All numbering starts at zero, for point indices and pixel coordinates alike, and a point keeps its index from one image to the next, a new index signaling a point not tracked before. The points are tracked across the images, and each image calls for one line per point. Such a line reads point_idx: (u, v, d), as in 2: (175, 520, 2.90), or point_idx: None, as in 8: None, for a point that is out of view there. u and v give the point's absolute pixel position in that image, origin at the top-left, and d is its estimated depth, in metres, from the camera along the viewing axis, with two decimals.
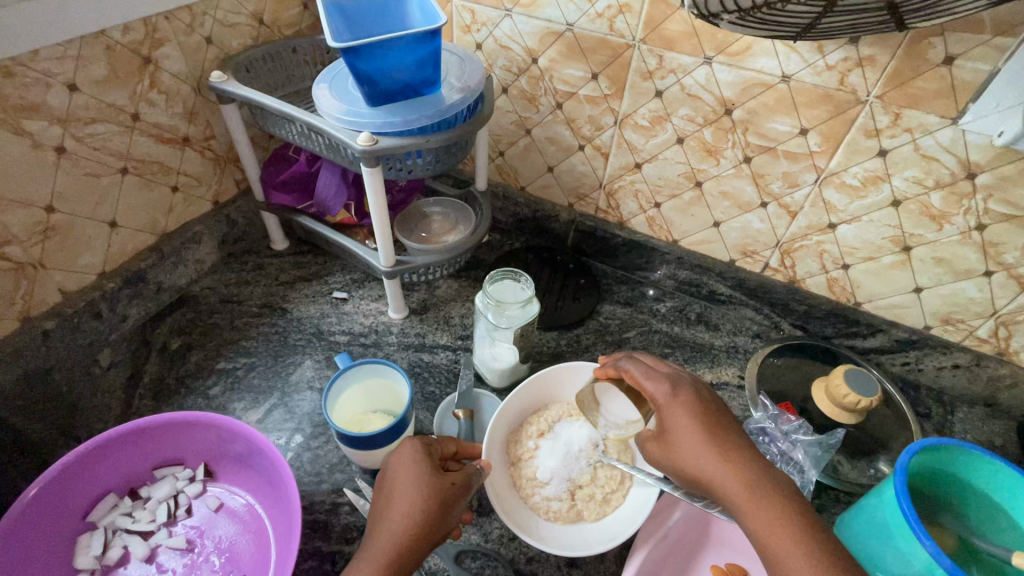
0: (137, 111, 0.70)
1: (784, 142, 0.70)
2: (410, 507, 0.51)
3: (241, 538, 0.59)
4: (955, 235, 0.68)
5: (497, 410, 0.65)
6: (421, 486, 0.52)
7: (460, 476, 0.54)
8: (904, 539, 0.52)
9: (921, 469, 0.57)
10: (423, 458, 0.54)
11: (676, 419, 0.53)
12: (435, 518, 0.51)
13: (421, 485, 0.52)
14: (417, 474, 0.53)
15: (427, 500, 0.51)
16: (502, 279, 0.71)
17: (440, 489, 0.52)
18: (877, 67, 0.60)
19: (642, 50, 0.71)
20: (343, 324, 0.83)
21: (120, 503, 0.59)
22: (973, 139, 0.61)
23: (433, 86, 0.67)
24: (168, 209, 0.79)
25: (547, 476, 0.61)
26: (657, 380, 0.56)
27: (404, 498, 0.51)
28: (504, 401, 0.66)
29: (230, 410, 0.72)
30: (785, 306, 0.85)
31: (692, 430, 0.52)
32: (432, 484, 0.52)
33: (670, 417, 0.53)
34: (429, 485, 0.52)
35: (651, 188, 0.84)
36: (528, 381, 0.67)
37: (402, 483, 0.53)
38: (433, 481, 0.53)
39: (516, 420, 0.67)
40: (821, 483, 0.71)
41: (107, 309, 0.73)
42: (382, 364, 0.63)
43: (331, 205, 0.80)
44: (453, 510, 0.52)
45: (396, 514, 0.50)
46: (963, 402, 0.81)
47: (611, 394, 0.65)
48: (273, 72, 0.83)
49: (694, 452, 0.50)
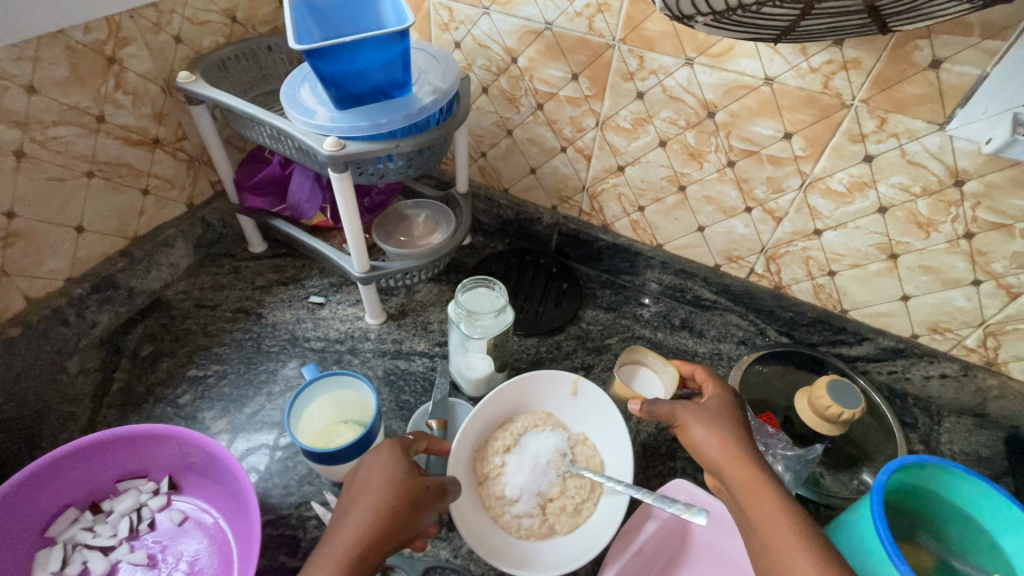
0: (103, 113, 0.68)
1: (768, 146, 0.68)
2: (379, 506, 0.49)
3: (205, 553, 0.58)
4: (942, 243, 0.66)
5: (459, 431, 0.62)
6: (393, 486, 0.51)
7: (434, 480, 0.54)
8: (878, 560, 0.50)
9: (901, 487, 0.55)
10: (399, 457, 0.54)
11: (715, 410, 0.59)
12: (403, 521, 0.50)
13: (394, 483, 0.51)
14: (391, 473, 0.52)
15: (397, 501, 0.50)
16: (475, 288, 0.70)
17: (413, 491, 0.51)
18: (862, 71, 0.58)
19: (623, 51, 0.69)
20: (318, 329, 0.81)
21: (81, 517, 0.58)
22: (960, 146, 0.59)
23: (403, 88, 0.65)
24: (139, 212, 0.77)
25: (517, 492, 0.60)
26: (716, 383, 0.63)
27: (375, 493, 0.50)
28: (466, 421, 0.63)
29: (200, 420, 0.71)
30: (770, 313, 0.84)
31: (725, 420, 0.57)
32: (405, 485, 0.51)
33: (709, 406, 0.59)
34: (401, 485, 0.51)
35: (634, 192, 0.82)
36: (491, 394, 0.64)
37: (373, 481, 0.51)
38: (406, 481, 0.52)
39: (480, 435, 0.65)
40: (801, 496, 0.69)
41: (76, 315, 0.72)
42: (341, 376, 0.63)
43: (305, 209, 0.78)
44: (421, 515, 0.51)
45: (363, 512, 0.49)
46: (951, 411, 0.80)
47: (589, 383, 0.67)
48: (248, 71, 0.81)
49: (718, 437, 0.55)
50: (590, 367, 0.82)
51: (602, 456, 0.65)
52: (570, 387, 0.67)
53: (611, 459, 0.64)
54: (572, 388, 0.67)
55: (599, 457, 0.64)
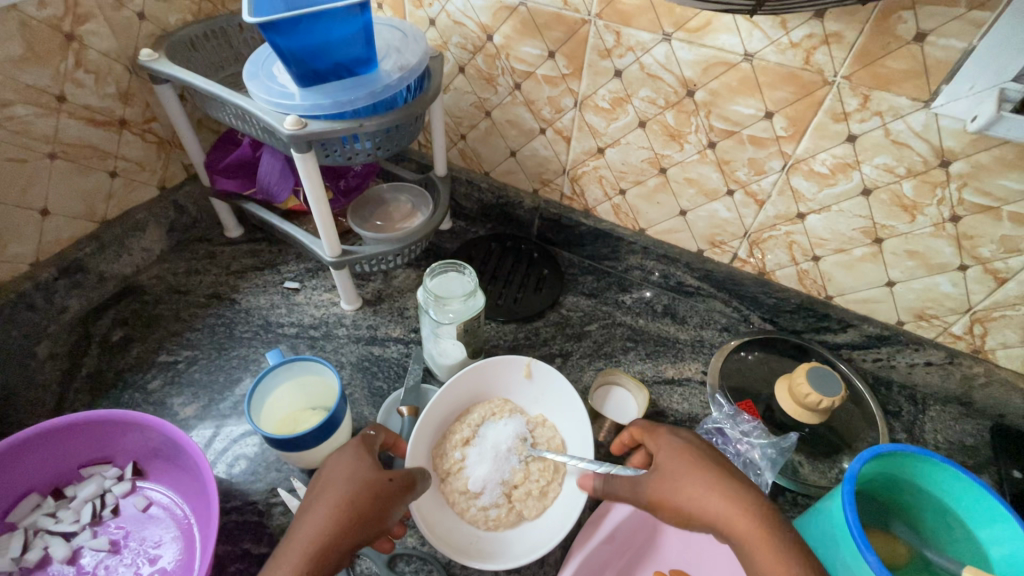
0: (63, 92, 0.66)
1: (749, 126, 0.66)
2: (339, 502, 0.48)
3: (171, 540, 0.57)
4: (928, 227, 0.64)
5: (415, 428, 0.60)
6: (354, 482, 0.50)
7: (399, 473, 0.52)
8: (849, 553, 0.49)
9: (876, 475, 0.54)
10: (363, 454, 0.53)
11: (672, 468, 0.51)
12: (365, 516, 0.48)
13: (355, 479, 0.50)
14: (353, 470, 0.51)
15: (357, 496, 0.49)
16: (445, 272, 0.68)
17: (373, 485, 0.50)
18: (844, 45, 0.56)
19: (599, 27, 0.66)
20: (292, 315, 0.80)
21: (44, 502, 0.58)
22: (946, 125, 0.56)
23: (369, 65, 0.62)
24: (107, 195, 0.75)
25: (480, 485, 0.58)
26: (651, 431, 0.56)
27: (334, 492, 0.49)
28: (421, 416, 0.61)
29: (168, 406, 0.70)
30: (754, 299, 0.82)
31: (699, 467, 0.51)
32: (368, 479, 0.50)
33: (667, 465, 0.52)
34: (363, 480, 0.50)
35: (615, 174, 0.80)
36: (446, 386, 0.62)
37: (334, 480, 0.50)
38: (367, 476, 0.50)
39: (439, 430, 0.63)
40: (779, 485, 0.68)
41: (42, 300, 0.70)
42: (274, 370, 0.60)
43: (275, 192, 0.76)
44: (385, 512, 0.49)
45: (323, 510, 0.48)
46: (936, 400, 0.78)
47: (542, 364, 0.66)
48: (217, 50, 0.79)
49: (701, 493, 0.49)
50: (568, 354, 0.80)
51: (563, 436, 0.64)
52: (523, 370, 0.66)
53: (572, 439, 0.63)
54: (525, 371, 0.66)
55: (560, 436, 0.64)
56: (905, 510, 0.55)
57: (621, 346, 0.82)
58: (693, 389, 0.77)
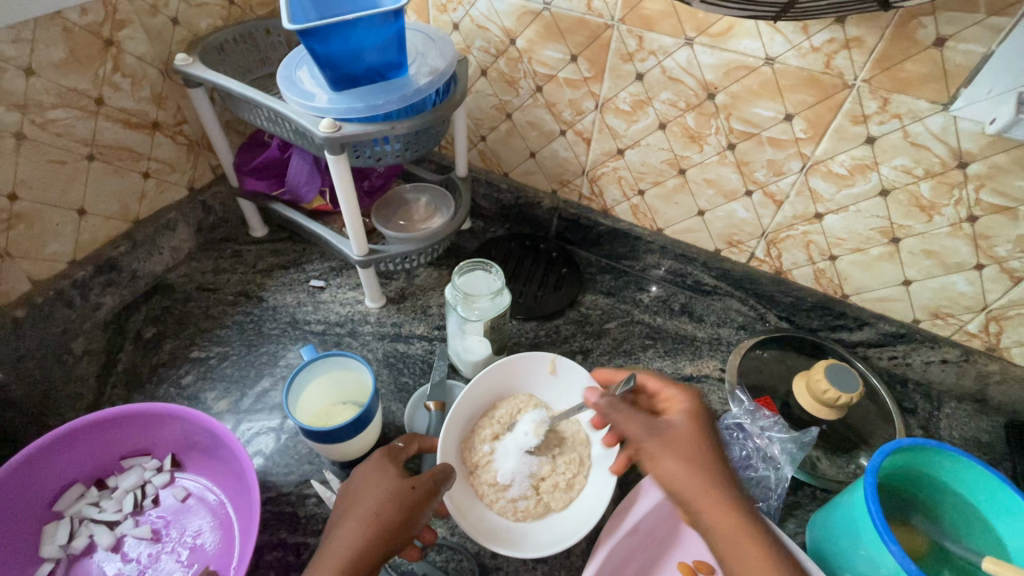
0: (101, 96, 0.68)
1: (768, 128, 0.67)
2: (364, 514, 0.49)
3: (208, 530, 0.60)
4: (945, 227, 0.65)
5: (445, 422, 0.62)
6: (380, 491, 0.51)
7: (421, 478, 0.52)
8: (871, 540, 0.52)
9: (900, 469, 0.56)
10: (387, 465, 0.54)
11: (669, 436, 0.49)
12: (393, 525, 0.49)
13: (380, 490, 0.51)
14: (378, 481, 0.52)
15: (382, 506, 0.49)
16: (472, 270, 0.70)
17: (397, 493, 0.50)
18: (865, 49, 0.57)
19: (622, 31, 0.68)
20: (318, 312, 0.82)
21: (87, 492, 0.61)
22: (964, 127, 0.58)
23: (400, 70, 0.64)
24: (140, 195, 0.78)
25: (508, 477, 0.60)
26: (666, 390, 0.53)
27: (361, 505, 0.50)
28: (450, 411, 0.63)
29: (202, 400, 0.73)
30: (770, 298, 0.83)
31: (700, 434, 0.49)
32: (393, 488, 0.51)
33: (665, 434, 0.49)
34: (387, 489, 0.51)
35: (634, 175, 0.81)
36: (474, 381, 0.64)
37: (360, 492, 0.51)
38: (391, 485, 0.51)
39: (467, 424, 0.65)
40: (797, 479, 0.70)
41: (79, 297, 0.73)
42: (305, 369, 0.62)
43: (303, 192, 0.79)
44: (412, 519, 0.50)
45: (351, 522, 0.49)
46: (951, 397, 0.79)
47: (567, 360, 0.67)
48: (245, 54, 0.80)
49: (690, 456, 0.47)
50: (588, 351, 0.82)
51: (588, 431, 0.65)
52: (548, 366, 0.67)
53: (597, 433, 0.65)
54: (550, 367, 0.67)
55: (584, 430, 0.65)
56: (923, 503, 0.57)
57: (639, 343, 0.83)
58: (711, 385, 0.79)
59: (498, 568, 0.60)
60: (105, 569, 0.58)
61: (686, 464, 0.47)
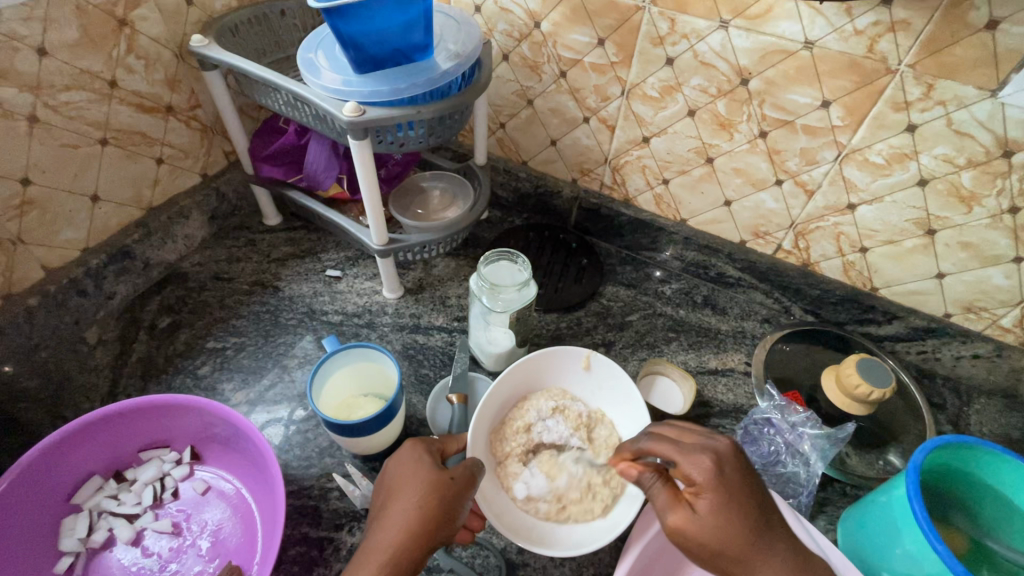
0: (115, 78, 0.66)
1: (803, 115, 0.65)
2: (405, 509, 0.48)
3: (229, 523, 0.59)
4: (984, 218, 0.64)
5: (476, 411, 0.61)
6: (418, 484, 0.49)
7: (458, 469, 0.51)
8: (912, 538, 0.50)
9: (936, 466, 0.55)
10: (422, 453, 0.52)
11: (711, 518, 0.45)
12: (433, 519, 0.47)
13: (418, 482, 0.49)
14: (415, 472, 0.50)
15: (423, 500, 0.48)
16: (498, 261, 0.70)
17: (436, 485, 0.49)
18: (911, 32, 0.55)
19: (653, 14, 0.66)
20: (336, 303, 0.81)
21: (105, 485, 0.60)
22: (1012, 114, 0.56)
23: (425, 52, 0.62)
24: (154, 182, 0.75)
25: (532, 489, 0.58)
26: (692, 451, 0.48)
27: (400, 500, 0.48)
28: (482, 400, 0.61)
29: (219, 391, 0.72)
30: (797, 290, 0.81)
31: (734, 501, 0.46)
32: (430, 480, 0.49)
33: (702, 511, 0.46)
34: (425, 481, 0.49)
35: (659, 164, 0.79)
36: (507, 372, 0.63)
37: (399, 485, 0.50)
38: (428, 477, 0.49)
39: (499, 415, 0.64)
40: (825, 475, 0.68)
41: (92, 286, 0.71)
42: (327, 360, 0.62)
43: (322, 179, 0.76)
44: (453, 509, 0.49)
45: (394, 517, 0.48)
46: (980, 393, 0.78)
47: (602, 357, 0.66)
48: (261, 36, 0.77)
49: (725, 533, 0.45)
50: (611, 344, 0.80)
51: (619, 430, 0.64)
52: (582, 362, 0.66)
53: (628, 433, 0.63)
54: (585, 364, 0.66)
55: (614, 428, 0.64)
56: (964, 501, 0.56)
57: (662, 336, 0.82)
58: (736, 379, 0.78)
59: (525, 564, 0.59)
60: (125, 563, 0.57)
61: (723, 540, 0.45)
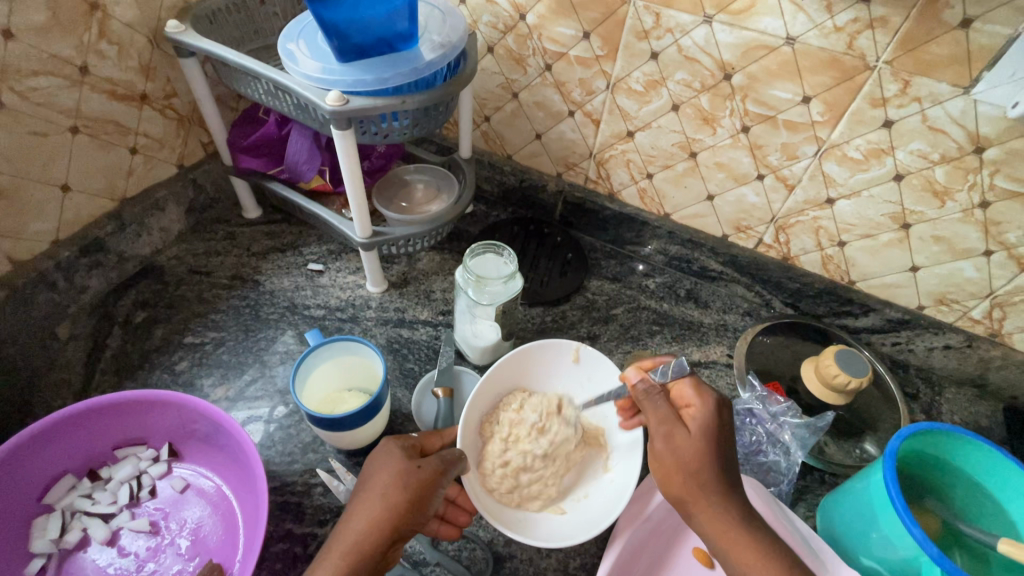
0: (86, 64, 0.64)
1: (785, 110, 0.66)
2: (371, 500, 0.47)
3: (209, 521, 0.58)
4: (957, 213, 0.65)
5: (468, 402, 0.61)
6: (386, 473, 0.48)
7: (427, 459, 0.50)
8: (888, 524, 0.52)
9: (908, 453, 0.57)
10: (392, 446, 0.51)
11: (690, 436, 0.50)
12: (399, 509, 0.46)
13: (386, 473, 0.48)
14: (385, 464, 0.49)
15: (390, 491, 0.47)
16: (484, 253, 0.70)
17: (403, 475, 0.48)
18: (889, 30, 0.56)
19: (638, 8, 0.66)
20: (318, 297, 0.80)
21: (79, 484, 0.58)
22: (985, 112, 0.58)
23: (409, 42, 0.62)
24: (127, 172, 0.73)
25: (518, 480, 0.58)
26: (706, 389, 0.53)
27: (368, 492, 0.47)
28: (473, 391, 0.62)
29: (198, 387, 0.70)
30: (776, 283, 0.82)
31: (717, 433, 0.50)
32: (396, 470, 0.48)
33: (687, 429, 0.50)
34: (394, 472, 0.48)
35: (643, 158, 0.79)
36: (496, 364, 0.63)
37: (370, 475, 0.49)
38: (396, 468, 0.49)
39: (490, 404, 0.64)
40: (805, 464, 0.70)
41: (63, 280, 0.69)
42: (309, 356, 0.61)
43: (303, 171, 0.75)
44: (422, 499, 0.48)
45: (361, 504, 0.47)
46: (951, 382, 0.80)
47: (590, 349, 0.66)
48: (239, 24, 0.75)
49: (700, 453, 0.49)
50: (596, 337, 0.81)
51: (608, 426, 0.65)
52: (572, 355, 0.66)
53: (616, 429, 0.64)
54: (574, 357, 0.66)
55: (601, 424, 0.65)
56: (936, 487, 0.58)
57: (646, 329, 0.83)
58: (719, 371, 0.79)
59: (513, 555, 0.60)
60: (100, 564, 0.55)
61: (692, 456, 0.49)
